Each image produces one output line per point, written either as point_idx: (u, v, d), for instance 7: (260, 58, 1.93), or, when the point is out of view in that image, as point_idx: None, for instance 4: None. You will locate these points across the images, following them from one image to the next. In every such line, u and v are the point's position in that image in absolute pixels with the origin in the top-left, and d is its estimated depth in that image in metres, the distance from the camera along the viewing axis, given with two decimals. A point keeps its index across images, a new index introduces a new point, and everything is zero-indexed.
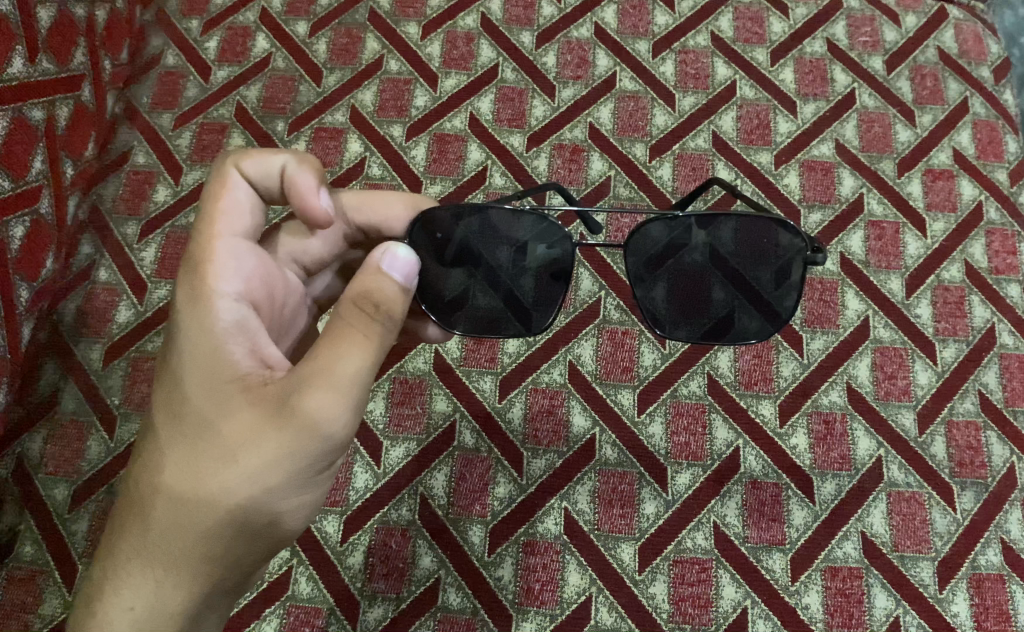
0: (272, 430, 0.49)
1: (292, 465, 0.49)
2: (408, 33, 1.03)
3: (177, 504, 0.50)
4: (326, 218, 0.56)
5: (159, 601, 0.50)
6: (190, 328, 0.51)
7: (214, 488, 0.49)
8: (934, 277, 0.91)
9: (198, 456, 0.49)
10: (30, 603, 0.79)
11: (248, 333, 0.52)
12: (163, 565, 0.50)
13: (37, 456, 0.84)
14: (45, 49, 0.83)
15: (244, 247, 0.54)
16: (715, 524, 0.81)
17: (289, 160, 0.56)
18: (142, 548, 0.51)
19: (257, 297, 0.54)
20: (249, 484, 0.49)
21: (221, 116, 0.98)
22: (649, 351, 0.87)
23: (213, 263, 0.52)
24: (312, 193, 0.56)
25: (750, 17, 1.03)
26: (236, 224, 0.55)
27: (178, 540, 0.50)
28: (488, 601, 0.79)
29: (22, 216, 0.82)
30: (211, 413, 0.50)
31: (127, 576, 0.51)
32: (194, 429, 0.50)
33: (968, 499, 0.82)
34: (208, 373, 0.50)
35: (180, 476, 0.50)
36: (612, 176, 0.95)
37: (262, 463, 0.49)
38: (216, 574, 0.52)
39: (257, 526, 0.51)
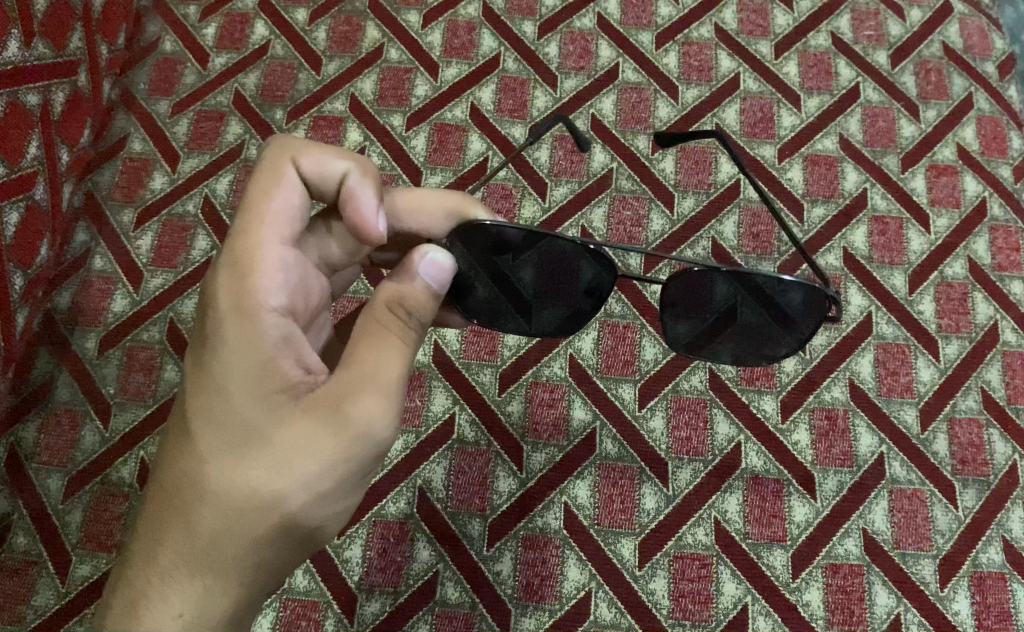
0: (328, 437, 0.49)
1: (345, 471, 0.49)
2: (409, 22, 1.02)
3: (228, 513, 0.48)
4: (379, 235, 0.55)
5: (210, 606, 0.49)
6: (236, 335, 0.50)
7: (269, 496, 0.48)
8: (938, 273, 0.90)
9: (249, 464, 0.48)
10: (22, 594, 0.78)
11: (295, 344, 0.51)
12: (212, 572, 0.49)
13: (30, 445, 0.83)
14: (41, 32, 0.82)
15: (290, 255, 0.53)
16: (717, 519, 0.80)
17: (351, 168, 0.56)
18: (187, 558, 0.49)
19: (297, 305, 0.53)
20: (304, 491, 0.49)
21: (219, 103, 0.97)
22: (651, 345, 0.86)
23: (263, 271, 0.51)
24: (371, 213, 0.55)
25: (754, 9, 1.03)
26: (285, 228, 0.53)
27: (230, 546, 0.49)
28: (486, 596, 0.78)
29: (16, 202, 0.80)
30: (262, 422, 0.49)
31: (174, 585, 0.49)
32: (241, 439, 0.49)
33: (970, 498, 0.82)
34: (256, 381, 0.49)
35: (229, 486, 0.48)
36: (614, 169, 0.94)
37: (318, 470, 0.49)
38: (261, 579, 0.51)
39: (305, 531, 0.50)
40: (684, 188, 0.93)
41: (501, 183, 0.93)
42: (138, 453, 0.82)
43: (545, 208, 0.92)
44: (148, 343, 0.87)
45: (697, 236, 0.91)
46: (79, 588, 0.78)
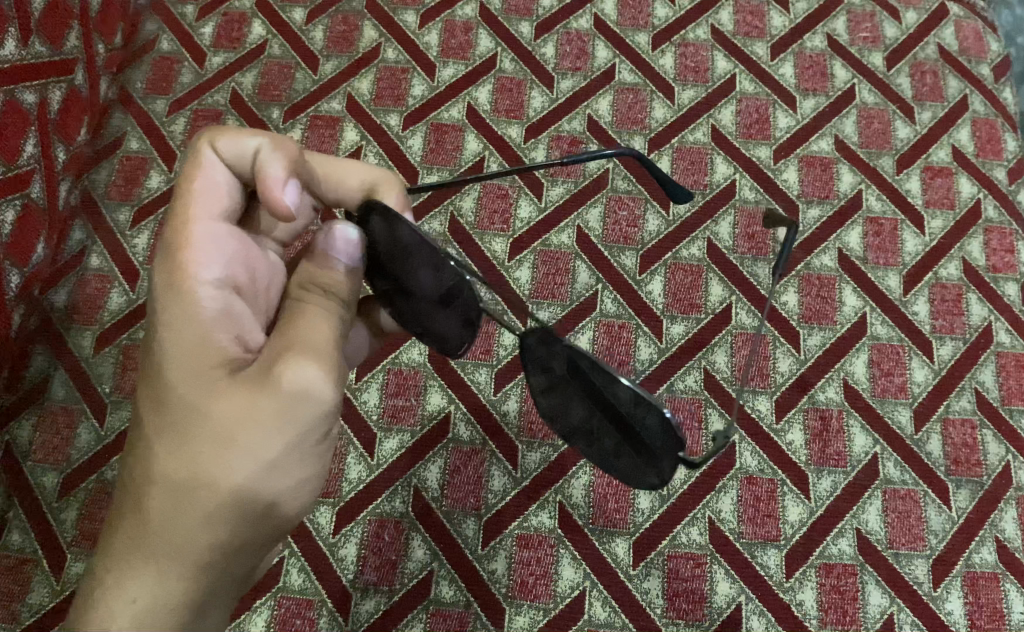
0: (262, 402, 0.48)
1: (286, 438, 0.49)
2: (406, 22, 1.02)
3: (173, 491, 0.48)
4: (287, 206, 0.52)
5: (166, 589, 0.48)
6: (172, 312, 0.50)
7: (210, 470, 0.48)
8: (932, 274, 0.91)
9: (191, 441, 0.48)
10: (18, 592, 0.78)
11: (233, 319, 0.51)
12: (164, 554, 0.48)
13: (25, 443, 0.83)
14: (39, 31, 0.82)
15: (222, 230, 0.53)
16: (711, 519, 0.80)
17: (263, 142, 0.54)
18: (138, 543, 0.48)
19: (239, 280, 0.53)
20: (245, 462, 0.48)
21: (216, 102, 0.97)
22: (646, 345, 0.86)
23: (193, 246, 0.51)
24: (278, 184, 0.52)
25: (750, 11, 1.03)
26: (214, 203, 0.53)
27: (179, 526, 0.48)
28: (480, 594, 0.78)
29: (13, 200, 0.80)
30: (198, 398, 0.49)
31: (128, 570, 0.48)
32: (181, 417, 0.49)
33: (963, 497, 0.82)
34: (193, 358, 0.49)
35: (173, 464, 0.48)
36: (610, 169, 0.94)
37: (258, 437, 0.48)
38: (219, 563, 0.49)
39: (257, 508, 0.49)
40: None
41: (496, 183, 0.93)
42: None
43: (541, 207, 0.92)
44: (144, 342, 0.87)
45: (693, 236, 0.91)
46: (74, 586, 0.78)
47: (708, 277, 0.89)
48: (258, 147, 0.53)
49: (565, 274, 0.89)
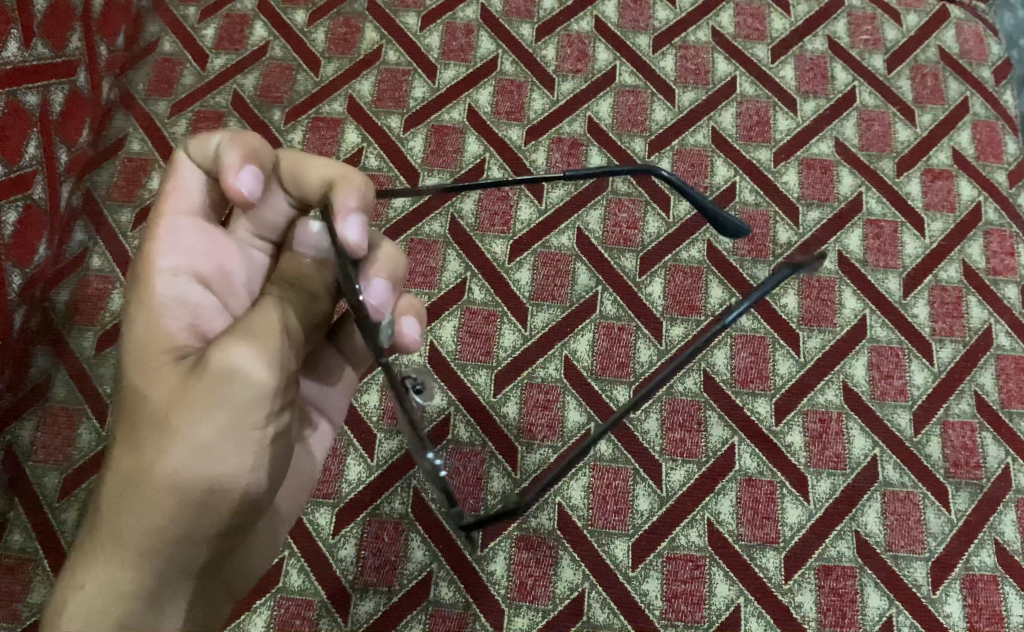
0: (195, 382, 0.50)
1: (220, 418, 0.50)
2: (407, 24, 1.02)
3: (122, 477, 0.50)
4: (245, 196, 0.52)
5: (113, 577, 0.49)
6: (137, 303, 0.53)
7: (151, 452, 0.50)
8: (932, 277, 0.91)
9: (139, 427, 0.51)
10: (18, 592, 0.78)
11: (190, 306, 0.54)
12: (112, 541, 0.50)
13: (27, 443, 0.83)
14: (41, 33, 0.82)
15: (191, 226, 0.55)
16: (710, 521, 0.81)
17: (224, 137, 0.54)
18: (96, 532, 0.50)
19: (203, 271, 0.55)
20: (182, 443, 0.50)
21: (218, 104, 0.98)
22: (646, 347, 0.87)
23: (159, 235, 0.54)
24: (235, 171, 0.52)
25: (751, 13, 1.03)
26: (185, 200, 0.55)
27: (124, 512, 0.50)
28: (480, 595, 0.78)
29: (15, 201, 0.81)
30: (144, 383, 0.51)
31: (82, 563, 0.50)
32: (132, 406, 0.52)
33: (963, 500, 0.82)
34: (148, 347, 0.52)
35: (123, 452, 0.51)
36: (610, 172, 0.94)
37: (192, 417, 0.50)
38: (166, 550, 0.50)
39: (198, 492, 0.50)
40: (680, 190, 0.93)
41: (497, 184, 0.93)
42: None
43: (541, 209, 0.92)
44: None
45: (693, 238, 0.91)
46: None
47: (708, 279, 0.90)
48: (222, 139, 0.54)
49: (565, 276, 0.89)
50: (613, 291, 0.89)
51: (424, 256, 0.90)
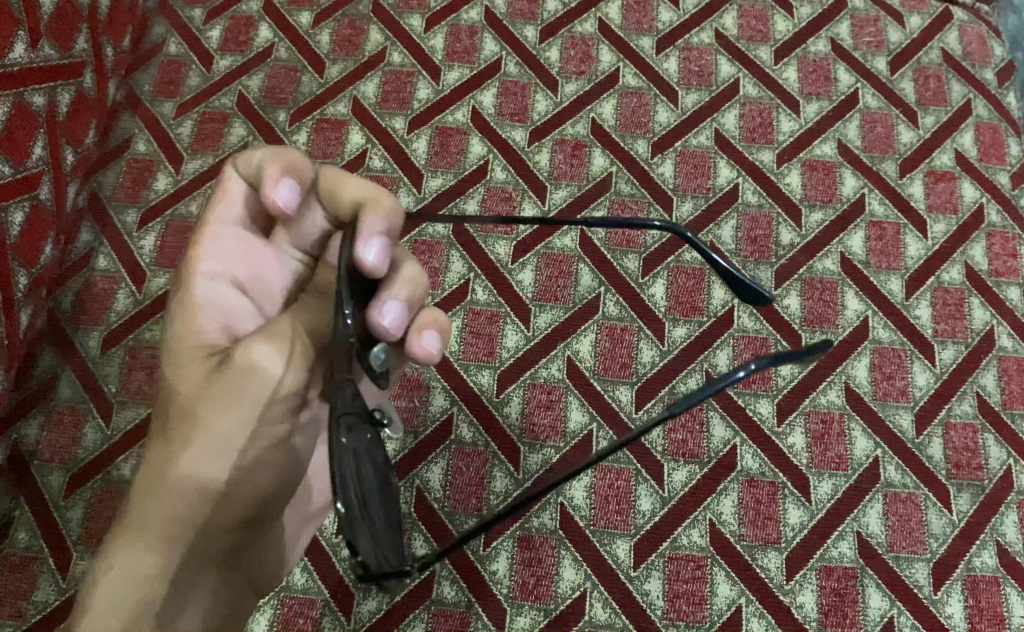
0: (218, 378, 0.55)
1: (241, 412, 0.55)
2: (411, 25, 1.03)
3: (153, 470, 0.56)
4: (282, 208, 0.53)
5: (138, 561, 0.53)
6: (176, 309, 0.58)
7: (177, 444, 0.55)
8: (934, 278, 0.91)
9: (168, 424, 0.56)
10: (24, 590, 0.79)
11: (224, 307, 0.57)
12: (139, 528, 0.54)
13: (33, 442, 0.84)
14: (47, 35, 0.83)
15: (234, 235, 0.58)
16: (711, 521, 0.81)
17: (268, 153, 0.55)
18: (126, 522, 0.55)
19: (241, 277, 0.58)
20: (206, 438, 0.55)
21: (223, 105, 0.98)
22: (648, 348, 0.87)
23: (202, 242, 0.57)
24: (272, 185, 0.53)
25: (754, 15, 1.03)
26: (230, 210, 0.58)
27: (152, 500, 0.55)
28: (482, 595, 0.78)
29: (21, 201, 0.81)
30: (176, 382, 0.57)
31: (113, 550, 0.54)
32: (166, 406, 0.57)
33: (964, 501, 0.82)
34: (180, 350, 0.57)
35: (156, 448, 0.56)
36: (613, 173, 0.94)
37: (215, 411, 0.55)
38: (189, 536, 0.55)
39: (219, 482, 0.56)
40: (683, 192, 0.94)
41: (501, 185, 0.94)
42: (139, 452, 0.83)
43: (545, 211, 0.93)
44: (149, 342, 0.88)
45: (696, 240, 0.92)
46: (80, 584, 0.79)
47: (710, 281, 0.90)
48: (267, 154, 0.55)
49: (567, 277, 0.90)
50: (614, 292, 0.89)
51: (428, 257, 0.90)
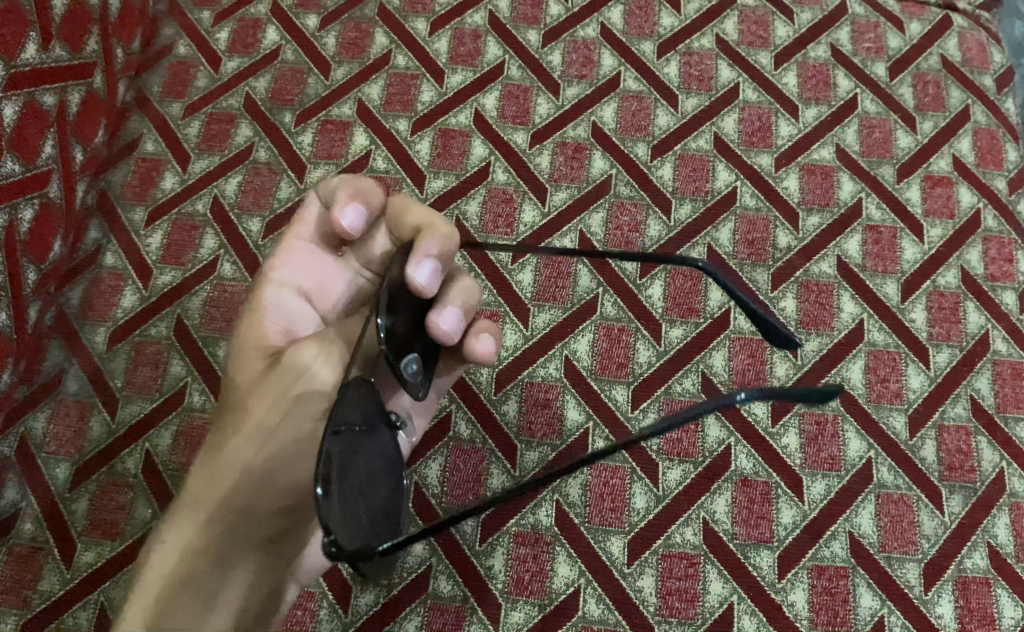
0: (270, 375, 0.66)
1: (279, 402, 0.65)
2: (416, 29, 1.04)
3: (212, 456, 0.66)
4: (346, 229, 0.63)
5: (185, 531, 0.62)
6: (250, 307, 0.72)
7: (233, 433, 0.66)
8: (930, 282, 0.92)
9: (230, 415, 0.67)
10: (29, 579, 0.80)
11: (287, 312, 0.70)
12: (191, 504, 0.63)
13: (39, 434, 0.85)
14: (59, 36, 0.85)
15: (308, 249, 0.71)
16: (705, 520, 0.82)
17: (346, 180, 0.65)
18: (184, 499, 0.64)
19: (305, 285, 0.71)
20: (254, 427, 0.65)
21: (230, 106, 1.00)
22: (645, 348, 0.88)
23: (281, 255, 0.72)
24: (340, 209, 0.63)
25: (755, 21, 1.04)
26: (304, 230, 0.72)
27: (206, 481, 0.64)
28: (478, 590, 0.79)
29: (30, 198, 0.83)
30: (243, 379, 0.69)
31: (169, 522, 0.63)
32: (231, 402, 0.68)
33: (956, 503, 0.83)
34: (246, 350, 0.69)
35: (218, 437, 0.67)
36: (613, 175, 0.96)
37: (265, 404, 0.65)
38: (231, 515, 0.63)
39: (258, 468, 0.64)
40: (681, 195, 0.95)
41: (502, 187, 0.95)
42: (143, 445, 0.85)
43: (545, 212, 0.94)
44: (155, 338, 0.89)
45: (693, 242, 0.93)
46: (84, 574, 0.80)
47: (708, 283, 0.91)
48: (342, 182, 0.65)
49: (567, 278, 0.91)
50: (611, 290, 0.91)
51: None
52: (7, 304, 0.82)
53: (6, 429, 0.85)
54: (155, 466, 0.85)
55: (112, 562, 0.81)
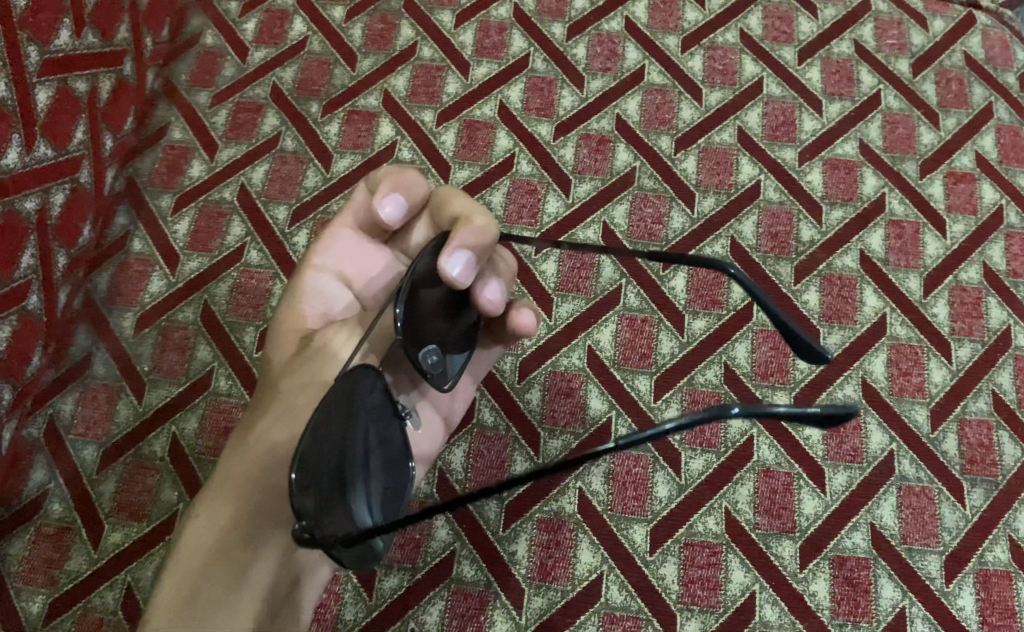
0: (299, 362, 0.71)
1: (306, 382, 0.69)
2: (442, 21, 1.05)
3: (243, 442, 0.69)
4: (385, 220, 0.64)
5: (219, 511, 0.65)
6: (291, 290, 0.75)
7: (262, 418, 0.69)
8: (952, 277, 0.92)
9: (263, 404, 0.71)
10: (57, 559, 0.81)
11: (325, 297, 0.74)
12: (225, 486, 0.67)
13: (67, 417, 0.86)
14: (91, 23, 0.86)
15: (347, 235, 0.74)
16: (727, 509, 0.82)
17: (390, 172, 0.67)
18: (218, 484, 0.68)
19: (346, 270, 0.74)
20: (282, 410, 0.69)
21: (257, 96, 1.01)
22: (667, 339, 0.89)
23: (325, 240, 0.75)
24: (381, 199, 0.65)
25: (779, 16, 1.05)
26: (349, 217, 0.74)
27: (236, 464, 0.67)
28: (501, 575, 0.80)
29: (61, 183, 0.84)
30: (276, 369, 0.73)
31: (205, 504, 0.67)
32: (264, 393, 0.72)
33: (978, 497, 0.84)
34: (280, 335, 0.74)
35: (250, 425, 0.70)
36: (637, 168, 0.96)
37: (293, 387, 0.69)
38: (258, 493, 0.65)
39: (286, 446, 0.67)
40: (704, 188, 0.95)
41: (526, 178, 0.96)
42: (170, 428, 0.86)
43: (569, 203, 0.95)
44: (182, 324, 0.90)
45: (717, 234, 0.93)
46: (111, 554, 0.81)
47: None
48: (388, 173, 0.67)
49: (590, 269, 0.91)
50: (634, 281, 0.91)
51: None
52: (38, 287, 0.82)
53: (35, 410, 0.86)
54: (182, 450, 0.85)
55: (139, 543, 0.82)
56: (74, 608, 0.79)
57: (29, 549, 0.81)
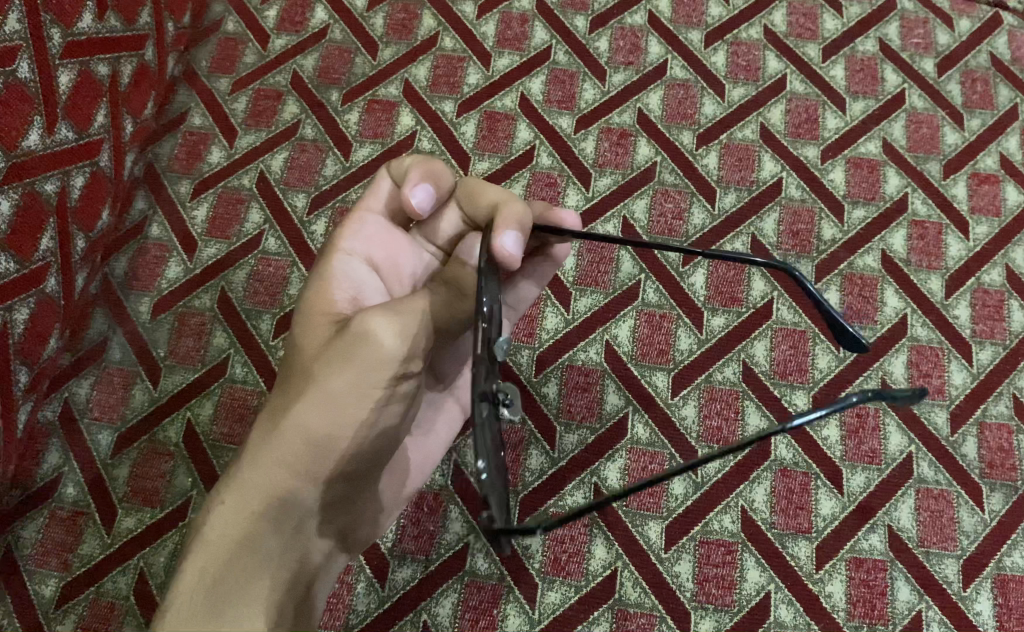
0: (335, 345, 0.60)
1: (344, 372, 0.59)
2: (464, 12, 1.04)
3: (272, 419, 0.62)
4: (415, 207, 0.63)
5: (245, 496, 0.59)
6: (324, 269, 0.68)
7: (290, 399, 0.61)
8: (975, 279, 0.91)
9: (292, 380, 0.63)
10: (70, 543, 0.81)
11: (355, 281, 0.67)
12: (250, 465, 0.61)
13: (83, 400, 0.86)
14: (114, 6, 0.85)
15: (374, 221, 0.70)
16: (743, 508, 0.82)
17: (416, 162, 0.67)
18: (242, 462, 0.62)
19: (377, 257, 0.69)
20: (315, 394, 0.59)
21: (278, 83, 1.01)
22: (685, 335, 0.88)
23: (350, 224, 0.70)
24: (412, 186, 0.64)
25: (805, 13, 1.04)
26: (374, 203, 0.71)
27: (263, 446, 0.61)
28: (515, 569, 0.79)
29: (82, 166, 0.83)
30: (308, 343, 0.64)
31: (230, 484, 0.61)
32: (298, 369, 0.63)
33: (997, 501, 0.83)
34: (314, 313, 0.65)
35: (280, 400, 0.62)
36: (657, 163, 0.96)
37: (335, 379, 0.59)
38: (287, 482, 0.60)
39: (318, 437, 0.59)
40: (726, 183, 0.95)
41: (546, 171, 0.95)
42: (185, 414, 0.86)
43: (589, 197, 0.94)
44: (199, 310, 0.90)
45: (737, 231, 0.93)
46: (125, 539, 0.81)
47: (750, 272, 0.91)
48: (416, 162, 0.66)
49: (609, 263, 0.91)
50: (648, 269, 0.91)
51: None
52: (57, 271, 0.82)
53: (50, 393, 0.86)
54: (198, 436, 0.85)
55: (152, 528, 0.82)
56: (87, 591, 0.79)
57: (42, 532, 0.81)
